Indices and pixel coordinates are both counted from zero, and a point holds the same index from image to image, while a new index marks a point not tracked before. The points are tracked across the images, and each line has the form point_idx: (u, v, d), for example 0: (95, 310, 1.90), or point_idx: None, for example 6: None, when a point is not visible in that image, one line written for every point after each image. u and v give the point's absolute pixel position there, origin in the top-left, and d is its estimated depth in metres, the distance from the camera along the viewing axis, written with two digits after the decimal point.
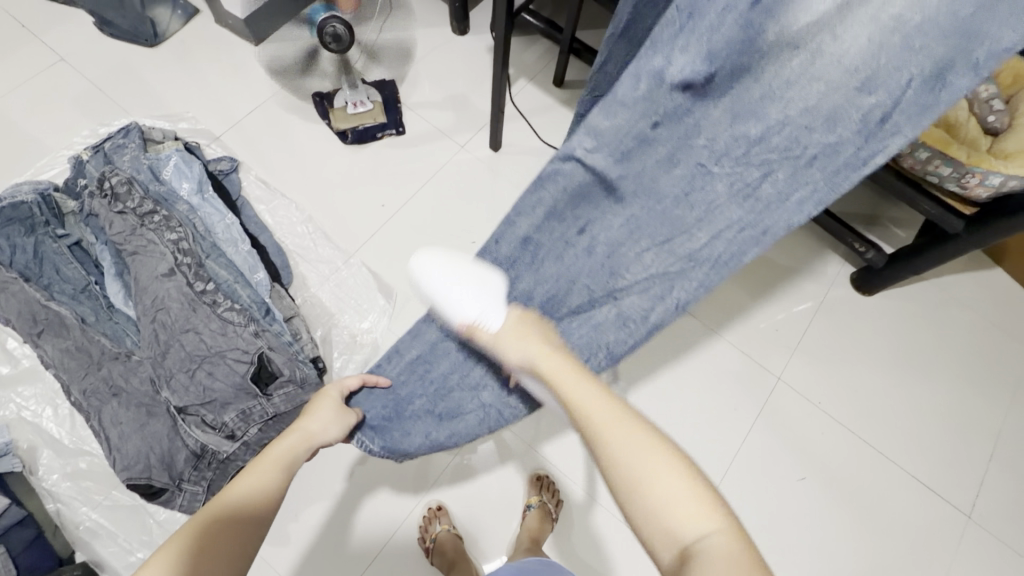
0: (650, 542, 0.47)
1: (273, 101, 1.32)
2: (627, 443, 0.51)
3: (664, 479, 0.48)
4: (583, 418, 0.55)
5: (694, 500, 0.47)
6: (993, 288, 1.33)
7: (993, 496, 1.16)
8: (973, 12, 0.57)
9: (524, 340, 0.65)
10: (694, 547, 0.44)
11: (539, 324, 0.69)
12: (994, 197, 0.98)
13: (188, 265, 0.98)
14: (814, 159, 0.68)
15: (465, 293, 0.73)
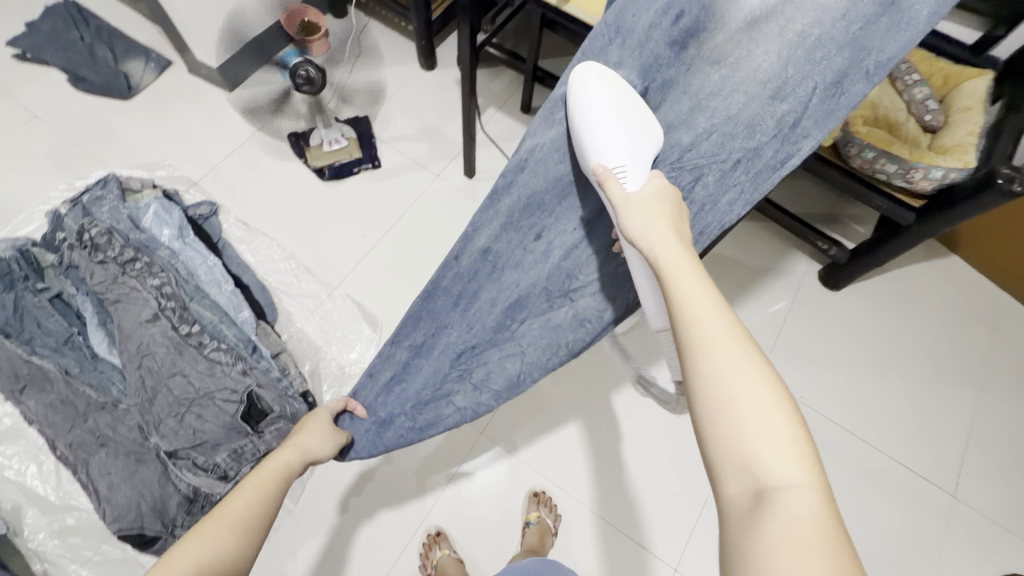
0: (718, 469, 0.42)
1: (249, 143, 1.35)
2: (734, 367, 0.45)
3: (764, 415, 0.42)
4: (692, 323, 0.48)
5: (784, 439, 0.41)
6: (951, 274, 1.41)
7: (975, 473, 1.20)
8: (857, 23, 0.60)
9: (658, 217, 0.59)
10: (773, 491, 0.39)
11: (680, 212, 0.61)
12: (939, 189, 1.05)
13: (172, 309, 0.99)
14: (740, 162, 0.69)
15: (613, 142, 0.64)
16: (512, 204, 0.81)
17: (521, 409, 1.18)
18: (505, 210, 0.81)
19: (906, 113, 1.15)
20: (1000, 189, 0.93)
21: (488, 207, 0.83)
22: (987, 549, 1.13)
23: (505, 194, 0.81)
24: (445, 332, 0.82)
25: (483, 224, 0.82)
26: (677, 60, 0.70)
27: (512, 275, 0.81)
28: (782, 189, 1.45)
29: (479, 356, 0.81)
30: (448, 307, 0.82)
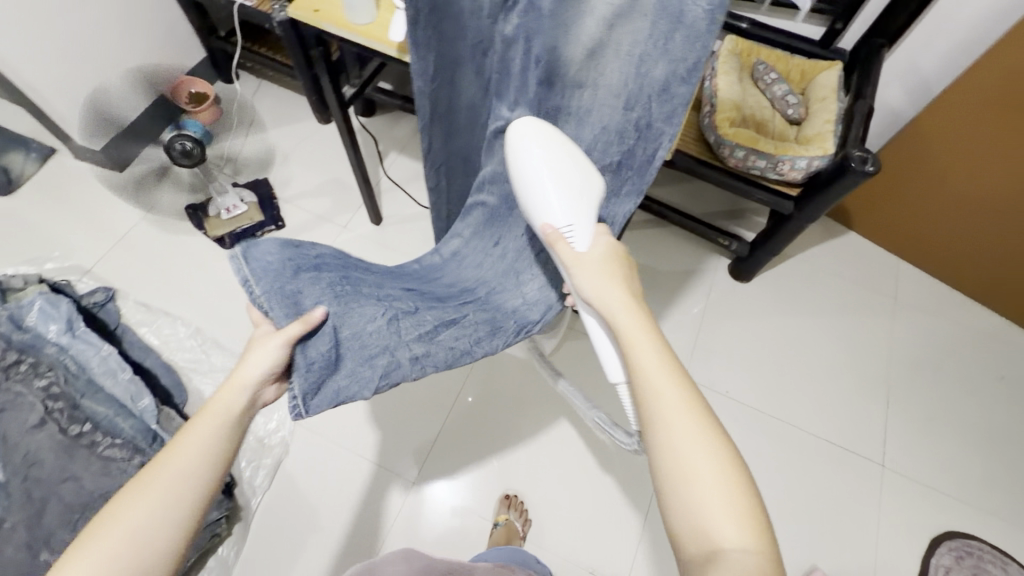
0: (678, 536, 0.45)
1: (144, 222, 1.32)
2: (689, 436, 0.47)
3: (716, 483, 0.45)
4: (651, 391, 0.50)
5: (737, 509, 0.44)
6: (849, 251, 1.48)
7: (899, 440, 1.24)
8: (664, 40, 0.53)
9: (611, 276, 0.58)
10: (727, 555, 0.42)
11: (631, 268, 0.61)
12: (808, 176, 1.11)
13: (60, 409, 0.95)
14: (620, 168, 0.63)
15: (559, 198, 0.58)
16: (478, 219, 0.77)
17: (453, 447, 1.15)
18: (478, 215, 0.77)
19: (772, 110, 1.22)
20: (855, 171, 0.99)
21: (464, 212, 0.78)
22: (921, 511, 1.17)
23: (480, 198, 0.76)
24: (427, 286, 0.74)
25: (457, 228, 0.78)
26: (527, 92, 0.62)
27: (477, 269, 0.75)
28: (683, 193, 1.51)
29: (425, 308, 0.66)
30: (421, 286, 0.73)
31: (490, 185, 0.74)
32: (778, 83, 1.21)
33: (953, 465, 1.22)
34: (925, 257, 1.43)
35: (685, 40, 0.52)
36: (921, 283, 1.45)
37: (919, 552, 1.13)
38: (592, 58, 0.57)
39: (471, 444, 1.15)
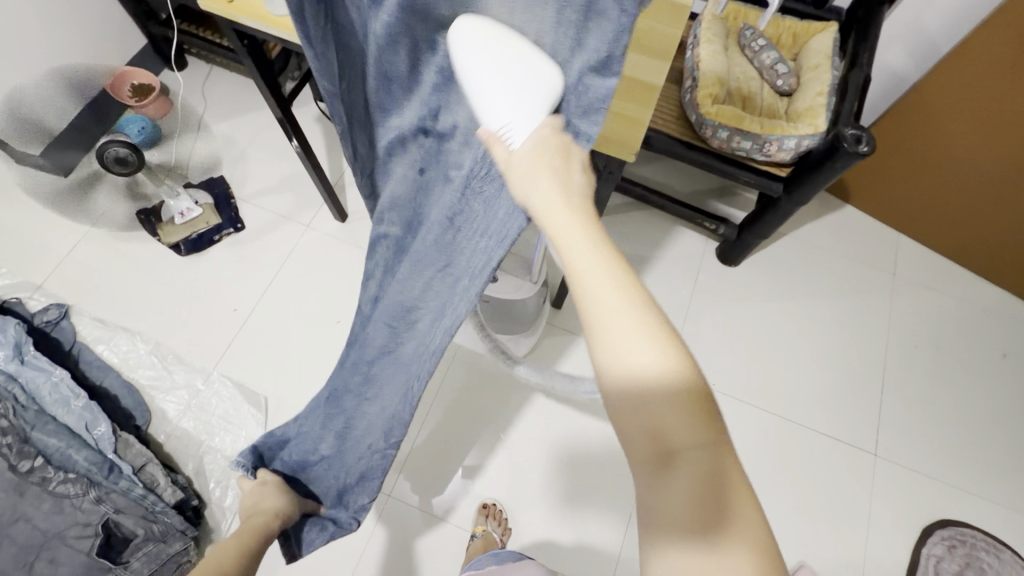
0: (624, 438, 0.37)
1: (95, 231, 1.24)
2: (634, 328, 0.37)
3: (665, 376, 0.36)
4: (586, 285, 0.39)
5: (690, 404, 0.36)
6: (847, 226, 1.40)
7: (894, 427, 1.19)
8: (574, 27, 0.40)
9: (536, 161, 0.44)
10: (681, 456, 0.35)
11: (573, 151, 0.44)
12: (798, 156, 1.02)
13: (9, 444, 0.91)
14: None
15: (490, 89, 0.43)
16: (387, 252, 0.68)
17: (430, 455, 1.13)
18: (371, 287, 0.73)
19: (759, 81, 1.11)
20: (846, 151, 0.91)
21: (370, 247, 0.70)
22: (914, 501, 1.13)
23: (370, 274, 0.73)
24: (343, 369, 0.75)
25: (369, 267, 0.71)
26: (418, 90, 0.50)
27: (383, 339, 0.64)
28: (669, 170, 1.41)
29: (353, 412, 0.72)
30: (348, 353, 0.73)
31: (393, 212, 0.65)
32: (767, 50, 1.09)
33: (951, 453, 1.17)
34: (929, 234, 1.35)
35: (599, 31, 0.39)
36: (923, 259, 1.37)
37: (910, 543, 1.10)
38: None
39: (448, 451, 1.13)
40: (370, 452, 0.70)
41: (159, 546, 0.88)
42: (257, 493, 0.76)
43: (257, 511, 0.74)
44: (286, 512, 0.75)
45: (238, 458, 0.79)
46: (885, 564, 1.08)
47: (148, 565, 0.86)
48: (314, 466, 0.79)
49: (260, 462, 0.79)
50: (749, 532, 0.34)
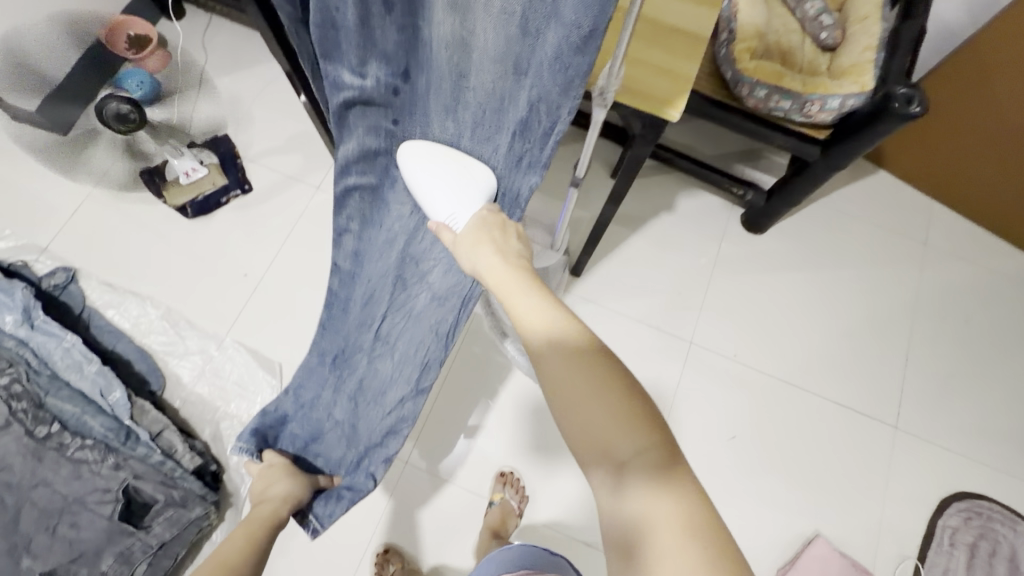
0: (581, 457, 0.46)
1: (98, 191, 1.20)
2: (565, 359, 0.48)
3: (599, 397, 0.45)
4: (529, 329, 0.52)
5: (626, 410, 0.45)
6: (879, 193, 1.34)
7: (916, 400, 1.18)
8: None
9: (482, 241, 0.64)
10: (624, 457, 0.44)
11: (507, 227, 0.66)
12: (840, 117, 0.95)
13: (24, 410, 0.90)
14: (520, 133, 0.66)
15: (444, 194, 0.72)
16: (358, 204, 0.83)
17: (446, 423, 1.11)
18: (347, 245, 0.84)
19: (800, 34, 1.02)
20: (896, 113, 0.85)
21: (339, 205, 0.82)
22: (932, 473, 1.13)
23: (345, 228, 0.84)
24: (335, 329, 0.84)
25: (344, 225, 0.83)
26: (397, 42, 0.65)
27: (400, 290, 0.83)
28: (694, 131, 1.34)
29: (370, 363, 0.82)
30: (340, 318, 0.84)
31: (364, 164, 0.80)
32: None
33: (973, 426, 1.16)
34: (966, 202, 1.29)
35: (578, 6, 0.48)
36: (957, 228, 1.31)
37: (927, 514, 1.10)
38: (457, 9, 0.58)
39: (464, 418, 1.12)
40: (397, 404, 0.79)
41: (180, 511, 0.88)
42: (264, 479, 0.76)
43: (265, 499, 0.74)
44: (295, 494, 0.76)
45: (241, 445, 0.78)
46: (901, 535, 1.08)
47: (170, 530, 0.87)
48: (326, 435, 0.82)
49: (266, 443, 0.79)
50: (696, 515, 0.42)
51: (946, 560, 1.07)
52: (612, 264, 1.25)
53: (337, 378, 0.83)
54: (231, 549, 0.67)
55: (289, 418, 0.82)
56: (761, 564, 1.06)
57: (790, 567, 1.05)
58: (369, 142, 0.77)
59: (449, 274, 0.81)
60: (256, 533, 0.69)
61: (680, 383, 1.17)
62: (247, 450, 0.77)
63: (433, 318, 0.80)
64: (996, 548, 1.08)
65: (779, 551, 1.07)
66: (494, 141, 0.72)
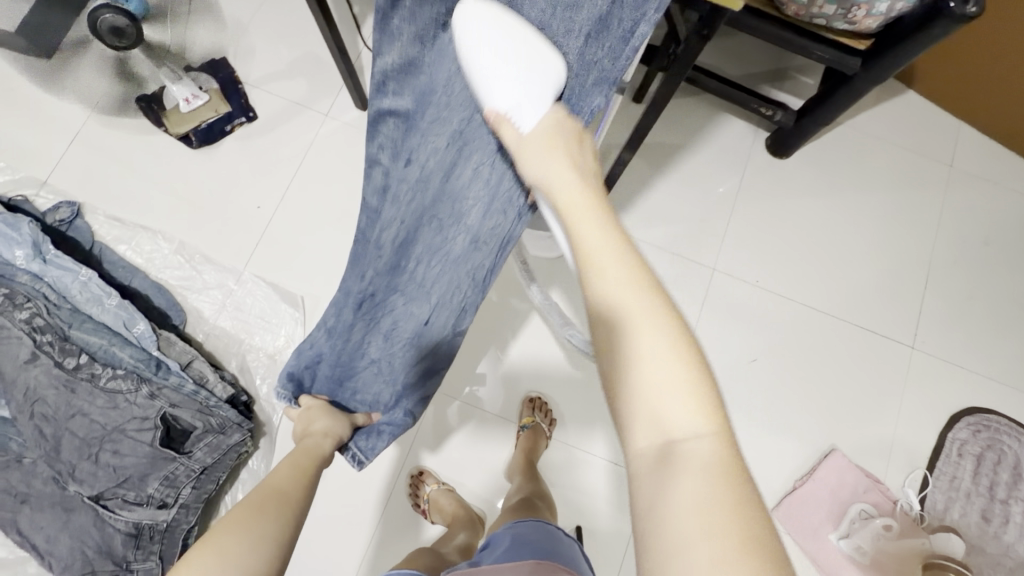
0: (628, 420, 0.37)
1: (92, 121, 1.13)
2: (632, 301, 0.39)
3: (661, 348, 0.37)
4: (595, 258, 0.42)
5: (693, 396, 0.36)
6: (908, 114, 1.30)
7: (934, 321, 1.19)
8: None
9: (552, 157, 0.51)
10: (680, 445, 0.35)
11: (586, 139, 0.53)
12: (886, 23, 0.88)
13: (50, 343, 0.89)
14: (592, 36, 0.57)
15: (513, 80, 0.54)
16: (391, 132, 0.68)
17: (474, 353, 1.12)
18: (377, 176, 0.71)
19: None
20: (951, 15, 0.79)
21: (372, 131, 0.69)
22: (943, 389, 1.16)
23: (375, 158, 0.70)
24: (353, 277, 0.75)
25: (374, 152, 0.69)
26: None
27: (436, 230, 0.67)
28: (720, 52, 1.28)
29: (405, 307, 0.73)
30: (364, 259, 0.74)
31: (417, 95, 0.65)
32: None
33: (985, 344, 1.18)
34: (994, 122, 1.26)
35: None
36: (983, 148, 1.28)
37: (938, 429, 1.14)
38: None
39: (493, 346, 1.13)
40: (434, 345, 0.75)
41: (220, 438, 0.89)
42: (306, 417, 0.75)
43: (308, 434, 0.72)
44: (337, 432, 0.74)
45: (279, 390, 0.78)
46: (912, 447, 1.13)
47: (211, 456, 0.88)
48: (360, 372, 0.78)
49: (302, 388, 0.78)
50: (751, 523, 0.32)
51: (954, 470, 1.11)
52: (635, 192, 1.22)
53: (364, 325, 0.75)
54: (289, 476, 0.64)
55: (323, 358, 0.78)
56: (778, 476, 1.11)
57: (807, 478, 1.10)
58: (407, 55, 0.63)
59: (490, 213, 0.63)
60: (306, 464, 0.67)
61: (702, 310, 1.18)
62: (286, 396, 0.78)
63: (473, 264, 0.67)
64: (1002, 457, 1.13)
65: (797, 466, 1.12)
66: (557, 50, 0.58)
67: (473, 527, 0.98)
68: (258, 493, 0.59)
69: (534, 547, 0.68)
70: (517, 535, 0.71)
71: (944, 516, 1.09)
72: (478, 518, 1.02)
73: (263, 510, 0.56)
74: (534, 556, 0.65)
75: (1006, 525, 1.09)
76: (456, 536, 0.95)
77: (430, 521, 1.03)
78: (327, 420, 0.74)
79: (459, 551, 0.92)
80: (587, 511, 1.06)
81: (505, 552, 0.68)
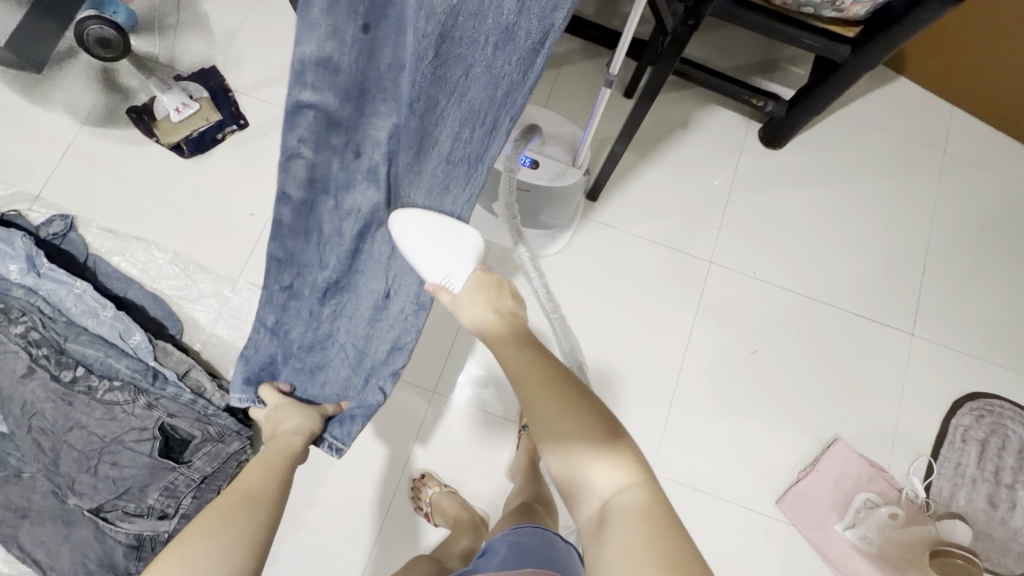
0: (575, 499, 0.50)
1: (83, 134, 1.13)
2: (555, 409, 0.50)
3: (586, 445, 0.49)
4: (520, 382, 0.53)
5: (617, 465, 0.48)
6: (900, 101, 1.29)
7: (933, 308, 1.19)
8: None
9: (478, 302, 0.61)
10: (610, 503, 0.47)
11: (504, 285, 0.63)
12: (873, 10, 0.88)
13: (46, 356, 0.89)
14: (500, 47, 0.57)
15: (433, 253, 0.67)
16: (311, 126, 0.62)
17: (473, 353, 1.12)
18: (300, 169, 0.65)
19: None
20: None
21: (289, 124, 0.61)
22: (944, 374, 1.16)
23: (295, 150, 0.64)
24: (308, 275, 0.73)
25: (293, 140, 0.62)
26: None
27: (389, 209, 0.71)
28: (709, 43, 1.28)
29: (366, 284, 0.76)
30: (310, 249, 0.72)
31: (323, 79, 0.59)
32: None
33: (985, 329, 1.18)
34: (983, 107, 1.26)
35: None
36: (976, 133, 1.28)
37: (942, 414, 1.13)
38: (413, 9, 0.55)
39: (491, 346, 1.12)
40: (399, 314, 0.77)
41: (219, 446, 0.89)
42: (274, 416, 0.74)
43: (278, 434, 0.72)
44: (308, 427, 0.74)
45: (239, 394, 0.76)
46: (916, 435, 1.12)
47: (210, 466, 0.88)
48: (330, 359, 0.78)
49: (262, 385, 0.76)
50: (672, 559, 0.42)
51: (959, 456, 1.11)
52: (627, 187, 1.22)
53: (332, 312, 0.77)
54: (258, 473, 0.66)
55: (277, 358, 0.77)
56: (783, 469, 1.10)
57: (811, 469, 1.09)
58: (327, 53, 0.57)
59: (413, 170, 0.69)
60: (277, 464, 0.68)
61: (700, 304, 1.18)
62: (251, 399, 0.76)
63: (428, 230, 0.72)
64: (1006, 442, 1.12)
65: (801, 457, 1.11)
66: (464, 59, 0.58)
67: (476, 531, 0.97)
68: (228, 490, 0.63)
69: (533, 555, 0.66)
70: (515, 543, 0.70)
71: (950, 502, 1.09)
72: (481, 521, 1.01)
73: (236, 517, 0.59)
74: (532, 564, 0.63)
75: (1013, 510, 1.08)
76: (458, 541, 0.95)
77: (433, 524, 1.02)
78: (294, 417, 0.74)
79: (460, 558, 0.91)
80: None
81: (501, 560, 0.66)
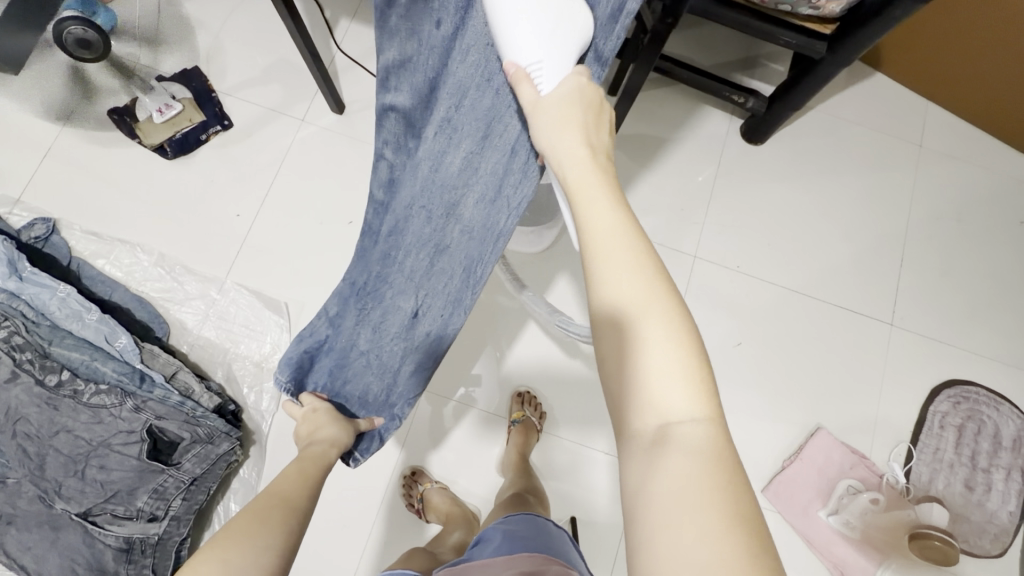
0: (624, 408, 0.41)
1: (64, 137, 1.12)
2: (637, 282, 0.42)
3: (665, 342, 0.40)
4: (595, 237, 0.45)
5: (692, 381, 0.39)
6: (877, 96, 1.32)
7: (911, 298, 1.22)
8: None
9: (569, 129, 0.52)
10: (673, 429, 0.37)
11: (605, 113, 0.53)
12: (849, 7, 0.90)
13: (30, 361, 0.89)
14: (591, 5, 0.60)
15: (530, 29, 0.55)
16: (395, 128, 0.70)
17: (461, 349, 1.13)
18: (383, 170, 0.73)
19: None
20: None
21: (377, 125, 0.70)
22: (922, 362, 1.19)
23: (381, 152, 0.72)
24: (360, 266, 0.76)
25: (380, 147, 0.71)
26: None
27: (422, 223, 0.72)
28: (690, 41, 1.29)
29: (394, 299, 0.75)
30: (365, 245, 0.76)
31: (398, 77, 0.67)
32: None
33: (960, 318, 1.21)
34: (958, 101, 1.29)
35: None
36: (950, 128, 1.31)
37: (921, 401, 1.16)
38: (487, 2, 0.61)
39: (481, 342, 1.13)
40: (423, 336, 0.76)
41: (208, 448, 0.89)
42: (311, 421, 0.72)
43: (314, 441, 0.70)
44: (342, 441, 0.72)
45: (278, 375, 0.75)
46: (896, 421, 1.15)
47: (200, 467, 0.88)
48: (352, 363, 0.77)
49: (302, 387, 0.76)
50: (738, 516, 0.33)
51: (937, 441, 1.14)
52: None
53: (357, 313, 0.76)
54: (291, 484, 0.61)
55: (325, 345, 0.77)
56: (767, 457, 1.13)
57: (795, 458, 1.12)
58: (408, 51, 0.65)
59: (483, 206, 0.69)
60: (312, 472, 0.65)
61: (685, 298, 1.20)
62: (283, 385, 0.75)
63: (462, 251, 0.72)
64: (982, 427, 1.15)
65: (785, 446, 1.13)
66: None
67: (468, 524, 0.98)
68: (262, 499, 0.57)
69: (529, 542, 0.67)
70: (509, 532, 0.71)
71: (929, 487, 1.11)
72: (473, 516, 1.01)
73: (268, 521, 0.54)
74: (527, 551, 0.64)
75: (989, 493, 1.12)
76: (451, 534, 0.95)
77: (424, 520, 1.03)
78: (332, 428, 0.72)
79: (454, 549, 0.91)
80: (578, 501, 1.07)
81: (496, 547, 0.67)
